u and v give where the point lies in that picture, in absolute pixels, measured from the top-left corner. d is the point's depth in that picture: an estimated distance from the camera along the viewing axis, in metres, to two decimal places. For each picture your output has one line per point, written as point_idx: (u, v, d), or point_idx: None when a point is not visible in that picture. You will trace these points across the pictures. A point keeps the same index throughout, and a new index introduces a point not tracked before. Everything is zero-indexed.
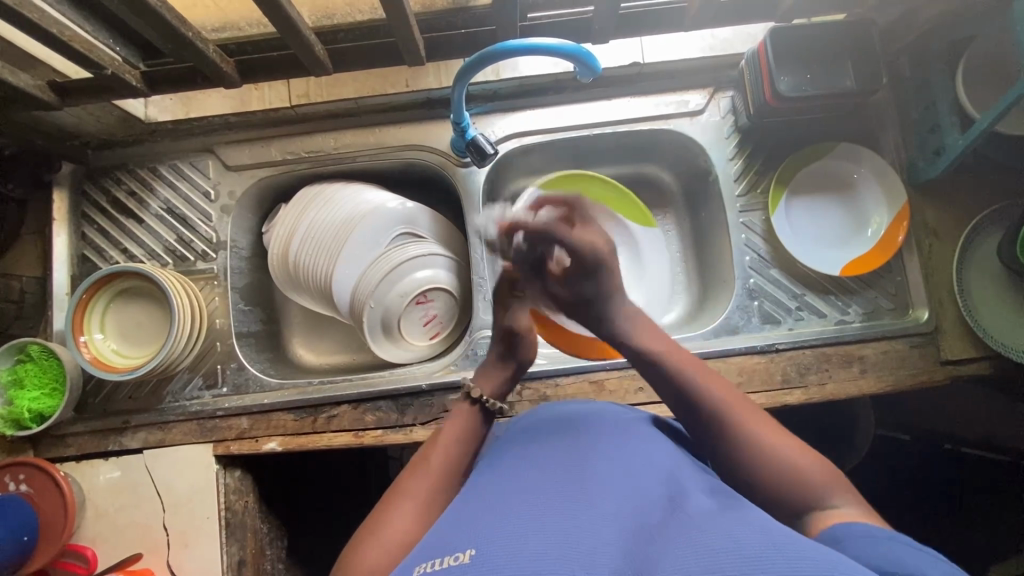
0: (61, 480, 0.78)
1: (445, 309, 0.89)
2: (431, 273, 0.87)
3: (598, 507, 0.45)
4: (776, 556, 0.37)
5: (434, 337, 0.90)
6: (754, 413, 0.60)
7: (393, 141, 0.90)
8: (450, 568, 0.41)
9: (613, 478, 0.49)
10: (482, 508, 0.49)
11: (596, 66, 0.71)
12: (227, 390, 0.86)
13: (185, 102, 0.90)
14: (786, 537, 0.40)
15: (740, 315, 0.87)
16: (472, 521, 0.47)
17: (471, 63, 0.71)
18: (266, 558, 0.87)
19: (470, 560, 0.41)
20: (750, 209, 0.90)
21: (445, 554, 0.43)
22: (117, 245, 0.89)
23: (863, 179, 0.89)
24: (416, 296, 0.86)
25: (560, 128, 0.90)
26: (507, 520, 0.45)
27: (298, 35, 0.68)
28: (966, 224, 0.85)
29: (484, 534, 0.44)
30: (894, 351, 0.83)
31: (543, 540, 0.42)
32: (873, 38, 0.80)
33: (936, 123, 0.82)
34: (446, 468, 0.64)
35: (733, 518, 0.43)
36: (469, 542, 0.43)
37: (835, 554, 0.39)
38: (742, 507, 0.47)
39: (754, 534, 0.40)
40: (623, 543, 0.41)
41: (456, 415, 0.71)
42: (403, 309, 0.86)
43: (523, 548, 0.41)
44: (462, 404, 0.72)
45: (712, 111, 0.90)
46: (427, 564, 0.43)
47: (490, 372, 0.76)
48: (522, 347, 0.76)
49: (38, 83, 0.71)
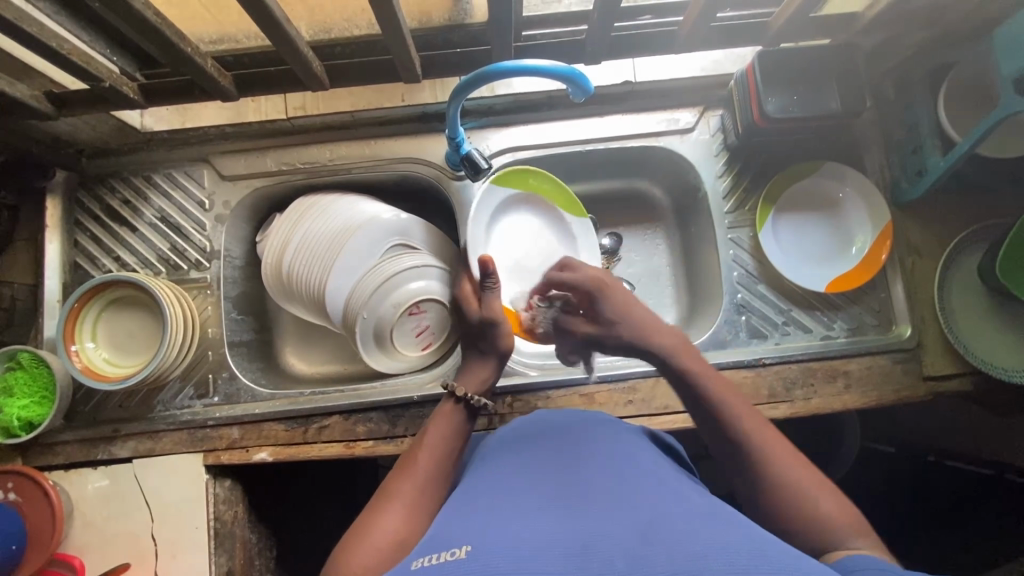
0: (50, 490, 0.78)
1: (438, 320, 0.89)
2: (423, 284, 0.87)
3: (593, 512, 0.46)
4: (762, 563, 0.39)
5: (426, 347, 0.91)
6: (766, 426, 0.61)
7: (387, 154, 0.91)
8: (446, 563, 0.42)
9: (606, 483, 0.51)
10: (478, 509, 0.50)
11: (588, 87, 0.73)
12: (219, 399, 0.86)
13: (182, 113, 0.93)
14: (774, 546, 0.42)
15: (727, 329, 0.88)
16: (469, 520, 0.48)
17: (467, 81, 0.72)
18: (256, 568, 0.87)
19: (466, 556, 0.42)
20: (738, 224, 0.91)
21: (441, 550, 0.44)
22: (110, 253, 0.90)
23: (848, 198, 0.91)
24: (410, 306, 0.87)
25: (553, 143, 0.92)
26: (503, 522, 0.46)
27: (296, 52, 0.69)
28: (948, 242, 0.88)
29: (480, 533, 0.45)
30: (878, 367, 0.85)
31: (541, 540, 0.43)
32: (858, 62, 0.82)
33: (919, 144, 0.84)
34: (432, 468, 0.64)
35: (723, 523, 0.45)
36: (466, 539, 0.44)
37: (817, 564, 0.40)
38: (729, 514, 0.48)
39: (742, 540, 0.42)
40: (617, 545, 0.42)
41: (442, 415, 0.70)
42: (396, 320, 0.86)
43: (518, 546, 0.43)
44: (447, 406, 0.71)
45: (702, 129, 0.92)
46: (424, 559, 0.44)
47: (474, 372, 0.77)
48: (499, 339, 0.77)
49: (34, 93, 0.71)
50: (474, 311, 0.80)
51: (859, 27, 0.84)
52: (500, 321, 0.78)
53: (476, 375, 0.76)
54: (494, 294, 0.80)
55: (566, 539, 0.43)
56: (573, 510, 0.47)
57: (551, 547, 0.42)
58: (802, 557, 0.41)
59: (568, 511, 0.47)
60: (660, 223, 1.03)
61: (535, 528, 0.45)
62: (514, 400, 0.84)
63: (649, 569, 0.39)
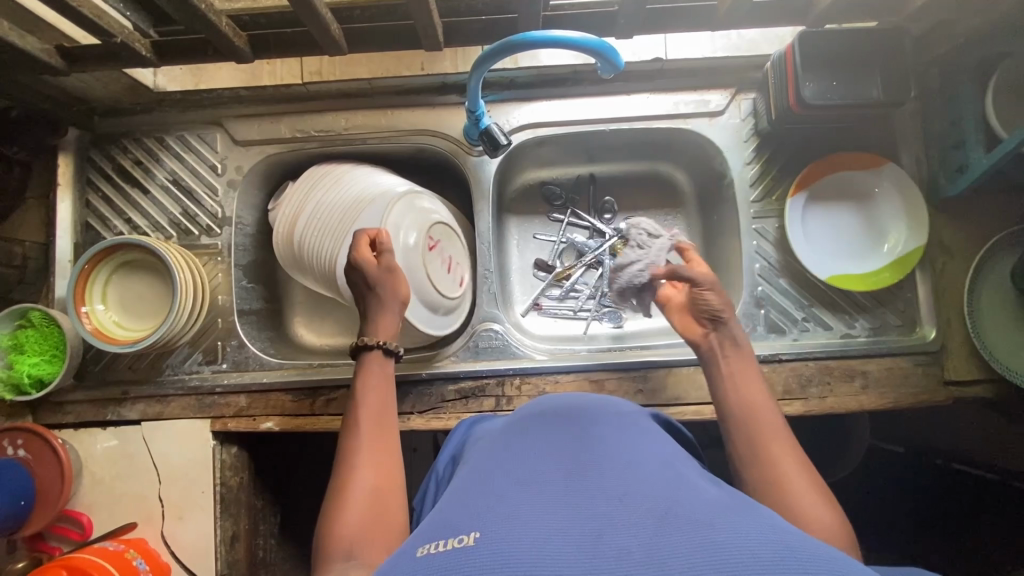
0: (58, 447, 0.79)
1: (450, 245, 0.88)
2: (418, 217, 0.85)
3: (605, 498, 0.45)
4: (788, 558, 0.37)
5: (462, 286, 0.89)
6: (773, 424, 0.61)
7: (405, 125, 0.88)
8: (453, 550, 0.40)
9: (622, 472, 0.48)
10: (489, 489, 0.48)
11: (619, 63, 0.69)
12: (227, 366, 0.86)
13: (195, 74, 0.89)
14: (794, 537, 0.40)
15: (745, 322, 0.86)
16: (479, 504, 0.46)
17: (493, 50, 0.69)
18: (257, 532, 0.89)
19: (475, 543, 0.40)
20: (867, 169, 0.87)
21: (450, 535, 0.43)
22: (121, 214, 0.89)
23: (884, 192, 0.87)
24: (426, 242, 0.84)
25: (575, 121, 0.88)
26: (514, 507, 0.44)
27: (313, 12, 0.66)
28: (981, 243, 0.84)
29: (490, 518, 0.43)
30: (898, 369, 0.83)
31: (555, 531, 0.41)
32: (905, 49, 0.78)
33: (961, 139, 0.80)
34: (385, 415, 0.64)
35: (741, 512, 0.43)
36: (473, 525, 0.43)
37: (844, 555, 0.38)
38: (747, 504, 0.46)
39: (763, 535, 0.39)
40: (636, 534, 0.40)
41: (369, 369, 0.68)
42: (424, 261, 0.83)
43: (530, 535, 0.41)
44: (371, 355, 0.69)
45: (732, 112, 0.88)
46: (431, 546, 0.42)
47: (385, 316, 0.72)
48: (397, 279, 0.73)
49: (45, 47, 0.69)
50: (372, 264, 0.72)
51: (908, 11, 0.79)
52: (398, 274, 0.74)
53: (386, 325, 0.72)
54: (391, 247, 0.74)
55: (579, 531, 0.41)
56: (585, 496, 0.45)
57: (564, 538, 0.40)
58: (828, 551, 0.39)
59: (583, 496, 0.45)
60: (681, 208, 1.00)
61: (546, 519, 0.43)
62: (522, 382, 0.83)
63: (665, 560, 0.37)
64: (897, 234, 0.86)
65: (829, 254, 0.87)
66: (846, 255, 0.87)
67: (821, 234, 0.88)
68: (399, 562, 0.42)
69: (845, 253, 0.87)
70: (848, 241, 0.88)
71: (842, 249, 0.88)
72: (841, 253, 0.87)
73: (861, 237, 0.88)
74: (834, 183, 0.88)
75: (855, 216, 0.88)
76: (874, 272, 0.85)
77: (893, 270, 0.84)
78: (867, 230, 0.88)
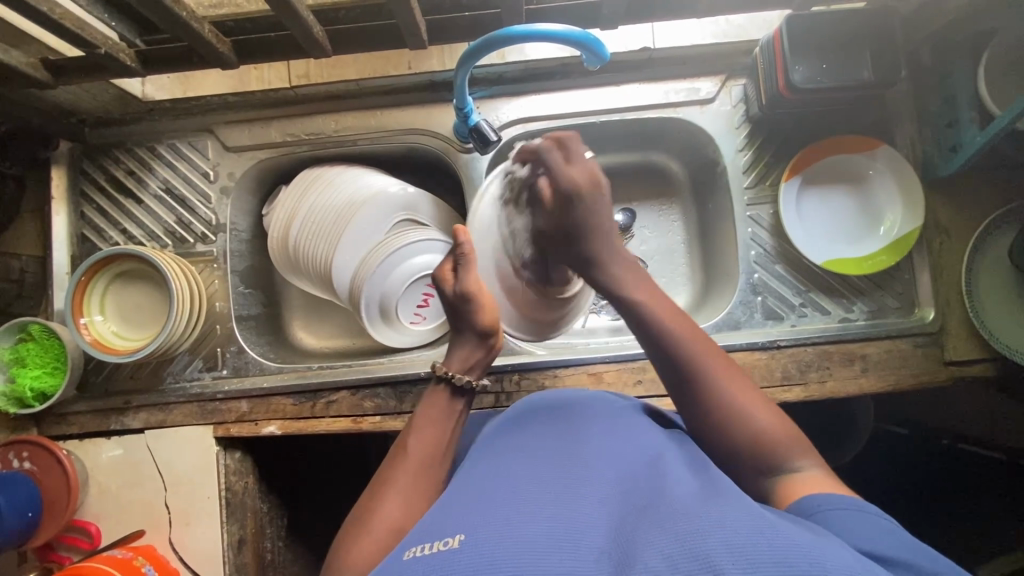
0: (64, 458, 0.80)
1: None
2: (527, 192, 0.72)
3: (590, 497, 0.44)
4: (762, 543, 0.37)
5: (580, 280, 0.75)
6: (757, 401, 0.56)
7: (395, 125, 0.88)
8: (440, 552, 0.40)
9: (602, 466, 0.49)
10: (475, 492, 0.47)
11: (605, 54, 0.69)
12: (227, 372, 0.86)
13: (183, 81, 0.91)
14: (768, 522, 0.40)
15: (742, 310, 0.86)
16: (464, 506, 0.45)
17: (476, 46, 0.68)
18: (263, 535, 0.90)
19: (460, 546, 0.40)
20: (867, 151, 0.86)
21: (436, 538, 0.42)
22: (116, 225, 0.89)
23: (878, 174, 0.87)
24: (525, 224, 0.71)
25: (564, 114, 0.88)
26: (495, 505, 0.44)
27: (296, 15, 0.65)
28: (978, 223, 0.83)
29: (473, 519, 0.43)
30: (898, 351, 0.82)
31: (538, 531, 0.41)
32: (894, 29, 0.77)
33: (955, 118, 0.79)
34: (433, 454, 0.60)
35: (716, 501, 0.43)
36: (458, 527, 0.42)
37: (817, 540, 0.39)
38: (729, 490, 0.46)
39: (737, 516, 0.40)
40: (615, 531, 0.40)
41: (434, 403, 0.65)
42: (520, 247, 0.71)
43: (515, 534, 0.40)
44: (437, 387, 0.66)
45: (723, 99, 0.87)
46: (416, 549, 0.42)
47: (456, 352, 0.68)
48: (475, 315, 0.67)
49: (30, 60, 0.69)
50: (448, 287, 0.67)
51: None
52: (478, 302, 0.67)
53: (464, 356, 0.68)
54: (473, 271, 0.67)
55: (564, 528, 0.41)
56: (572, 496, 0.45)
57: (548, 536, 0.40)
58: (799, 534, 0.39)
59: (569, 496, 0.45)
60: (676, 198, 1.00)
61: (529, 518, 0.42)
62: (520, 378, 0.84)
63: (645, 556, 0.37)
64: (894, 220, 0.85)
65: (822, 239, 0.87)
66: (841, 239, 0.87)
67: (817, 219, 0.88)
68: (386, 568, 0.41)
69: (840, 239, 0.87)
70: (843, 225, 0.88)
71: (837, 235, 0.87)
72: (838, 238, 0.87)
73: (856, 221, 0.87)
74: (838, 169, 0.88)
75: (859, 202, 0.88)
76: (868, 261, 0.85)
77: (887, 258, 0.84)
78: (863, 215, 0.87)
